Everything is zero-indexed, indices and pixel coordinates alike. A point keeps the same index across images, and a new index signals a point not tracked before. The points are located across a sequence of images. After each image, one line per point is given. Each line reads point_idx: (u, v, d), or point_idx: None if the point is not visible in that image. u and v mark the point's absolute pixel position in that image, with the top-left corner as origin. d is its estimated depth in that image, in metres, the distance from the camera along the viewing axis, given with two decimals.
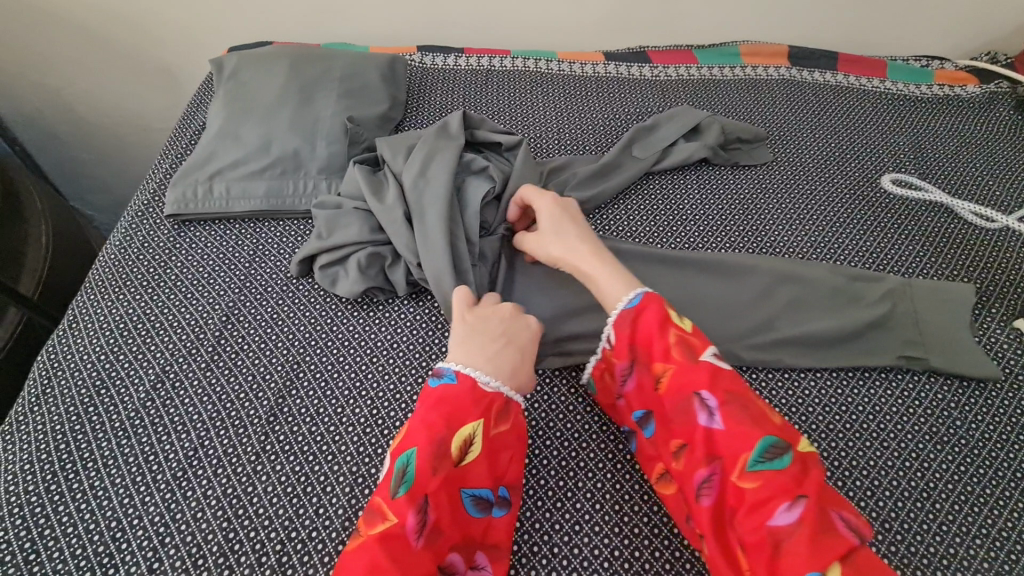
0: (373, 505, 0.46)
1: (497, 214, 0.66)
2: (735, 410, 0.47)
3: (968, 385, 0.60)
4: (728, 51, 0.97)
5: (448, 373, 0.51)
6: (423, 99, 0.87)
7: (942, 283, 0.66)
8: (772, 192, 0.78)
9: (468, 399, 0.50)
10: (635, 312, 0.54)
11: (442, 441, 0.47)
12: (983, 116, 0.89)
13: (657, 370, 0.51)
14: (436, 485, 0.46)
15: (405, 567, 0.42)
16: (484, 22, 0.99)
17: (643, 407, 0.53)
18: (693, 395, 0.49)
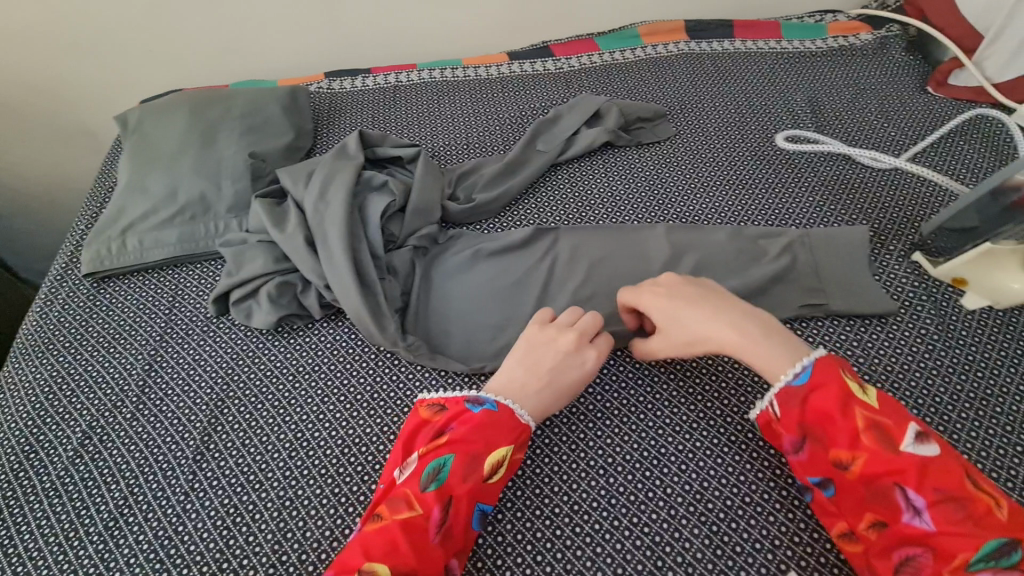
0: (400, 494, 0.50)
1: (403, 226, 0.68)
2: (949, 506, 0.43)
3: (869, 322, 0.62)
4: (627, 34, 0.99)
5: (489, 401, 0.54)
6: (333, 123, 0.88)
7: (837, 231, 0.68)
8: (676, 165, 0.80)
9: (506, 424, 0.53)
10: (806, 387, 0.50)
11: (478, 455, 0.51)
12: (875, 63, 0.92)
13: (839, 452, 0.47)
14: (463, 493, 0.50)
15: (420, 556, 0.46)
16: (388, 39, 1.01)
17: (818, 478, 0.49)
18: (895, 484, 0.45)
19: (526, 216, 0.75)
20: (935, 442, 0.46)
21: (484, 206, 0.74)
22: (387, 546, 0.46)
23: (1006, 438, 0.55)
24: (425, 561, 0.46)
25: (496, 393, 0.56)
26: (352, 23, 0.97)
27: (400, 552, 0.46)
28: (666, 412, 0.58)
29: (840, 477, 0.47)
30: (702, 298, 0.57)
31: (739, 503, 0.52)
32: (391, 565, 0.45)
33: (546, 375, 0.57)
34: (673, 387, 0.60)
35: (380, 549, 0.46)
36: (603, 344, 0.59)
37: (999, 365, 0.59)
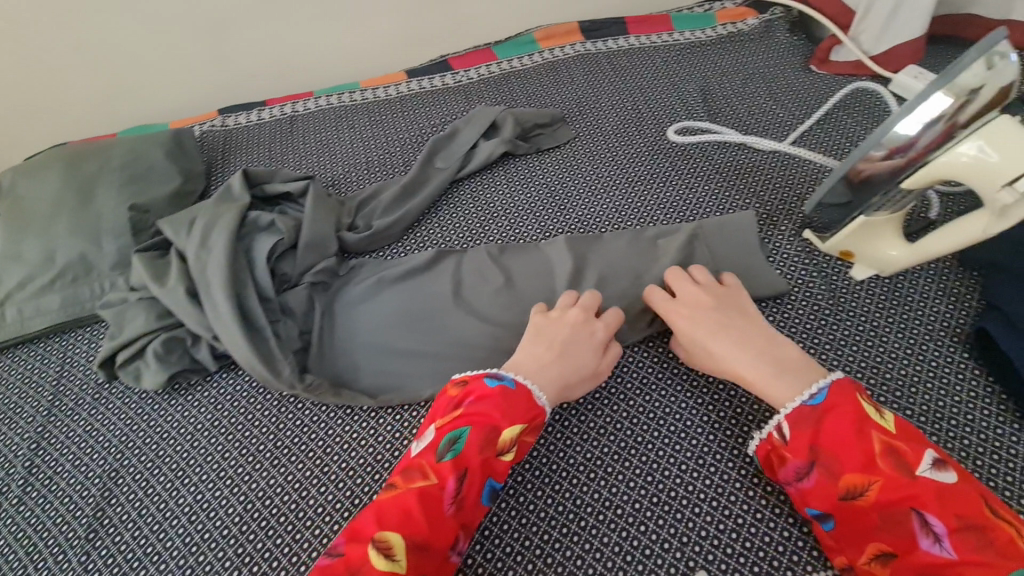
0: (416, 465, 0.51)
1: (296, 264, 0.66)
2: (970, 535, 0.42)
3: (763, 305, 0.65)
4: (523, 40, 0.99)
5: (508, 378, 0.55)
6: (227, 161, 0.85)
7: (729, 216, 0.69)
8: (577, 168, 0.80)
9: (522, 401, 0.54)
10: (821, 408, 0.50)
11: (492, 429, 0.52)
12: (762, 47, 0.94)
13: (852, 477, 0.46)
14: (476, 468, 0.50)
15: (431, 524, 0.47)
16: (281, 69, 0.98)
17: (821, 509, 0.47)
18: (912, 509, 0.44)
19: (429, 237, 0.74)
20: (951, 468, 0.45)
21: (383, 232, 0.72)
22: (400, 514, 0.47)
23: (896, 403, 0.57)
24: (436, 530, 0.47)
25: (515, 371, 0.57)
26: (240, 56, 0.94)
27: (412, 519, 0.47)
28: (574, 422, 0.59)
29: (849, 506, 0.46)
30: (722, 325, 0.58)
31: (648, 504, 0.53)
32: (403, 533, 0.46)
33: (557, 347, 0.58)
34: (580, 395, 0.61)
35: (393, 517, 0.47)
36: (610, 316, 0.61)
37: (887, 333, 0.62)
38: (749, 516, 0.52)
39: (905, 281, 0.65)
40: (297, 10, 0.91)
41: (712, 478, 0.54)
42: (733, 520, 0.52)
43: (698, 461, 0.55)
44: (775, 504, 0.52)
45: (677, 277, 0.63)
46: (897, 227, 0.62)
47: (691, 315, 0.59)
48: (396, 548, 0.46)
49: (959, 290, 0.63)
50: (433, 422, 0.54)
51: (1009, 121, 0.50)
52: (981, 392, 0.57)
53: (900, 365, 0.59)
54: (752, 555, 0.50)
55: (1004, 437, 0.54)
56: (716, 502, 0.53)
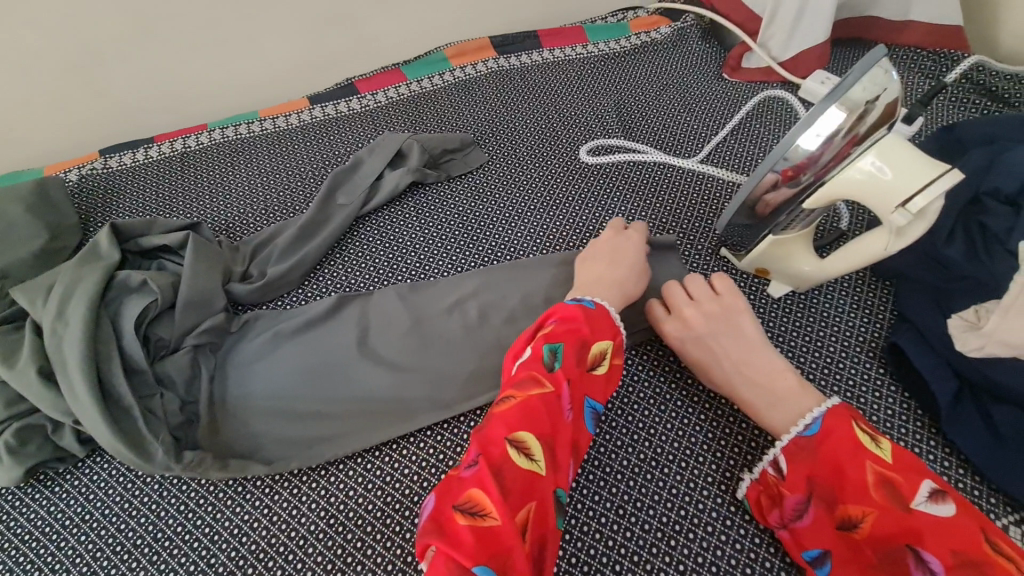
0: (524, 375, 0.48)
1: (174, 326, 0.59)
2: (970, 573, 0.38)
3: None
4: (433, 59, 0.94)
5: (589, 299, 0.54)
6: (108, 210, 0.77)
7: (651, 237, 0.68)
8: (491, 194, 0.76)
9: (607, 319, 0.54)
10: (818, 436, 0.47)
11: (585, 345, 0.51)
12: (676, 56, 0.93)
13: (849, 508, 0.44)
14: (578, 380, 0.49)
15: (552, 427, 0.46)
16: (171, 101, 0.91)
17: (819, 546, 0.45)
18: (908, 546, 0.41)
19: (332, 281, 0.68)
20: (952, 499, 0.42)
21: (279, 280, 0.66)
22: (526, 417, 0.46)
23: None
24: (559, 432, 0.46)
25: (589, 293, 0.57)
26: (120, 89, 0.86)
27: (540, 420, 0.45)
28: None
29: (845, 540, 0.44)
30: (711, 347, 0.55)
31: (568, 566, 0.50)
32: (535, 432, 0.45)
33: (610, 262, 0.61)
34: None
35: (519, 420, 0.45)
36: (638, 228, 0.65)
37: (803, 353, 0.60)
38: (672, 569, 0.49)
39: (820, 296, 0.64)
40: (181, 37, 0.84)
41: (632, 529, 0.51)
42: (656, 574, 0.49)
43: (619, 511, 0.52)
44: (698, 552, 0.50)
45: (674, 287, 0.59)
46: (806, 248, 0.60)
47: (683, 332, 0.57)
48: (531, 448, 0.44)
49: (872, 301, 0.63)
50: (527, 341, 0.52)
51: (898, 137, 0.49)
52: (897, 409, 0.56)
53: (818, 386, 0.58)
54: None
55: (923, 454, 0.53)
56: (640, 557, 0.50)
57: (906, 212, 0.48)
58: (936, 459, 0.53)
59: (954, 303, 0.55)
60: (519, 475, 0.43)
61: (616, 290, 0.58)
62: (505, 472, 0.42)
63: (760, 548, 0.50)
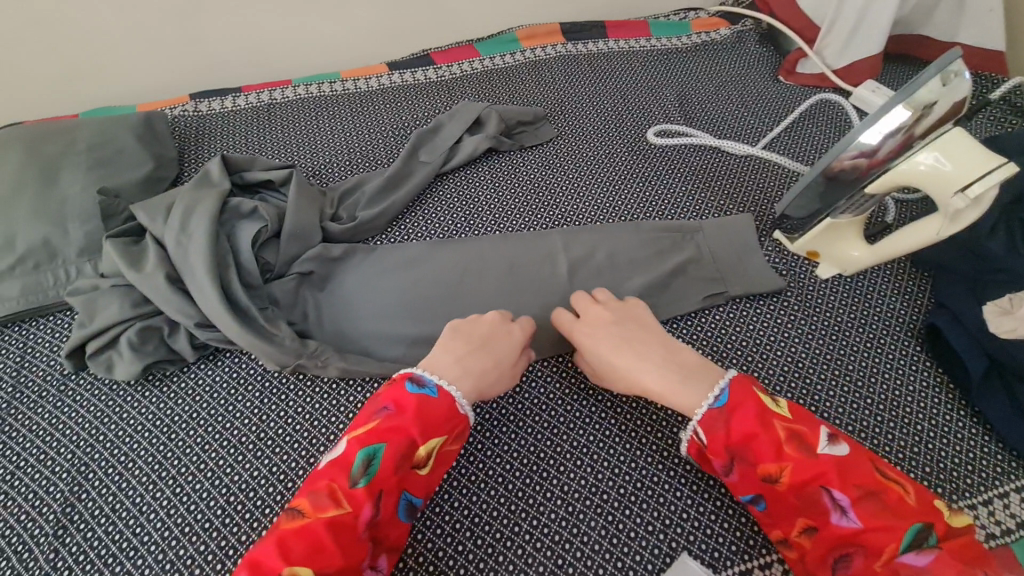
0: (323, 487, 0.47)
1: (279, 253, 0.64)
2: (869, 500, 0.45)
3: (753, 301, 0.68)
4: (506, 38, 1.00)
5: (430, 386, 0.52)
6: (201, 148, 0.82)
7: (721, 218, 0.73)
8: (560, 166, 0.82)
9: (441, 411, 0.52)
10: (726, 408, 0.51)
11: (407, 446, 0.49)
12: (734, 56, 0.99)
13: (767, 466, 0.48)
14: (393, 485, 0.48)
15: (347, 552, 0.44)
16: (258, 55, 0.96)
17: (752, 492, 0.50)
18: (821, 488, 0.46)
19: (414, 229, 0.74)
20: (844, 441, 0.49)
21: (368, 224, 0.72)
22: (310, 544, 0.44)
23: (857, 392, 0.61)
24: (352, 554, 0.44)
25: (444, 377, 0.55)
26: (214, 38, 0.91)
27: (324, 551, 0.43)
28: (560, 411, 0.61)
29: (769, 488, 0.49)
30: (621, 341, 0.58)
31: (633, 489, 0.55)
32: (315, 565, 0.43)
33: (478, 342, 0.58)
34: (566, 386, 0.63)
35: (304, 548, 0.43)
36: (524, 322, 0.61)
37: (848, 327, 0.66)
38: (727, 499, 0.55)
39: (866, 279, 0.70)
40: None
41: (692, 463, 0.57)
42: (712, 502, 0.55)
43: (679, 447, 0.58)
44: None
45: (581, 296, 0.63)
46: (863, 249, 0.66)
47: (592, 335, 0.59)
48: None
49: (913, 288, 0.69)
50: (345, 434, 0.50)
51: (958, 132, 0.54)
52: (932, 382, 0.62)
53: (861, 357, 0.64)
54: (730, 533, 0.53)
55: (954, 421, 0.59)
56: (697, 487, 0.56)
57: (962, 199, 0.53)
58: (965, 427, 0.59)
59: (989, 291, 0.60)
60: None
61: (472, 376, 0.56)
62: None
63: None
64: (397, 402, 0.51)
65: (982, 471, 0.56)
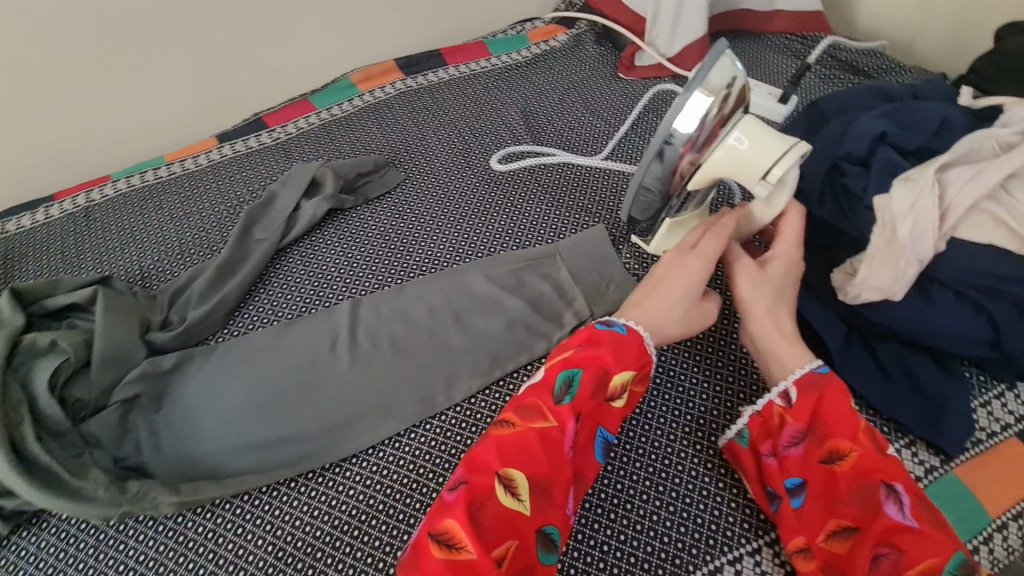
0: (531, 403, 0.48)
1: (91, 385, 0.57)
2: (931, 513, 0.42)
3: None
4: (341, 85, 0.96)
5: (622, 325, 0.52)
6: (12, 275, 0.74)
7: (578, 236, 0.72)
8: (411, 211, 0.78)
9: (636, 349, 0.51)
10: (827, 381, 0.49)
11: (607, 378, 0.49)
12: (573, 62, 0.99)
13: (840, 441, 0.47)
14: (590, 412, 0.48)
15: (552, 463, 0.45)
16: (71, 154, 0.87)
17: (801, 476, 0.48)
18: (881, 481, 0.44)
19: (259, 316, 0.68)
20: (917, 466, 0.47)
21: (202, 323, 0.65)
22: (521, 452, 0.45)
23: (729, 389, 0.60)
24: (557, 468, 0.45)
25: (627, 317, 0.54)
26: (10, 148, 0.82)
27: (535, 458, 0.45)
28: (431, 485, 0.56)
29: (828, 471, 0.47)
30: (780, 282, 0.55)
31: None
32: (526, 471, 0.44)
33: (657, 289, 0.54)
34: (436, 455, 0.58)
35: (517, 455, 0.45)
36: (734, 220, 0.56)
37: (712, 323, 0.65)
38: (612, 541, 0.51)
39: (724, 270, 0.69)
40: (69, 89, 0.81)
41: (572, 510, 0.53)
42: (597, 550, 0.51)
43: None
44: (636, 521, 0.52)
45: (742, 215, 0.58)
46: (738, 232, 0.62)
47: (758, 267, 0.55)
48: (520, 487, 0.44)
49: None
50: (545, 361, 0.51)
51: (754, 122, 0.54)
52: None
53: (729, 352, 0.63)
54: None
55: None
56: (583, 536, 0.52)
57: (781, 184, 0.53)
58: None
59: None
60: (499, 512, 0.42)
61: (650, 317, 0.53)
62: (485, 508, 0.42)
63: (690, 507, 0.53)
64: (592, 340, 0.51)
65: None
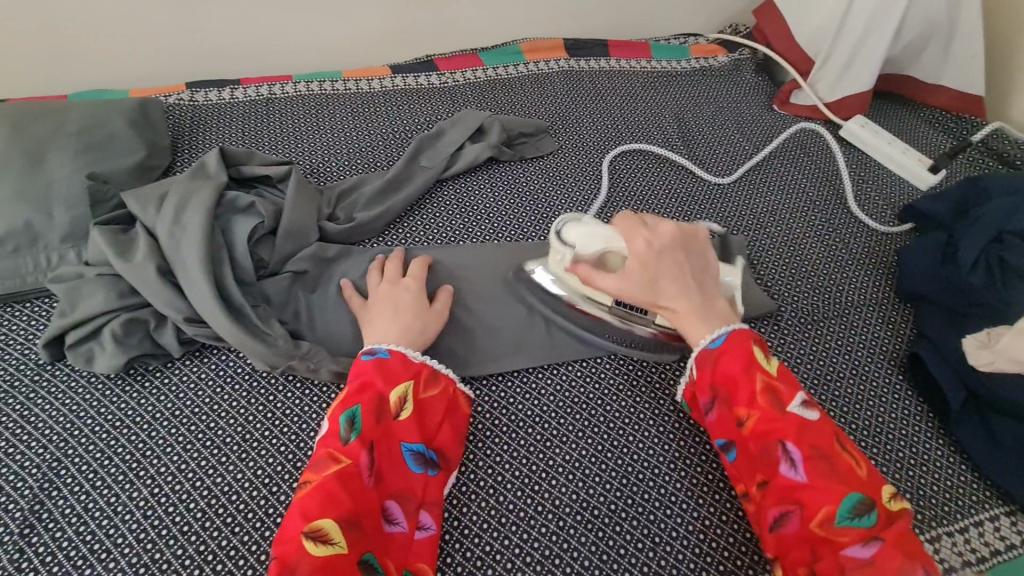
0: (322, 454, 0.50)
1: (273, 250, 0.63)
2: (821, 461, 0.48)
3: (752, 324, 0.68)
4: (510, 50, 1.01)
5: (380, 350, 0.55)
6: (196, 137, 0.80)
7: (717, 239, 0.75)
8: (559, 178, 0.82)
9: (401, 365, 0.55)
10: (719, 351, 0.55)
11: (381, 399, 0.53)
12: (730, 83, 1.02)
13: (739, 408, 0.52)
14: (381, 436, 0.51)
15: (355, 499, 0.47)
16: (259, 49, 0.95)
17: (724, 437, 0.54)
18: (777, 441, 0.50)
19: (411, 233, 0.73)
20: (818, 410, 0.51)
21: (366, 226, 0.71)
22: (325, 500, 0.46)
23: (844, 416, 0.62)
24: (363, 505, 0.47)
25: (388, 339, 0.57)
26: (215, 29, 0.90)
27: (339, 501, 0.46)
28: (553, 424, 0.60)
29: (737, 433, 0.53)
30: (652, 269, 0.56)
31: (623, 506, 0.55)
32: (334, 516, 0.45)
33: (390, 311, 0.59)
34: (560, 398, 0.62)
35: (317, 506, 0.46)
36: (415, 270, 0.64)
37: (839, 354, 0.67)
38: (716, 518, 0.55)
39: (855, 309, 0.71)
40: None
41: (684, 483, 0.57)
42: (701, 521, 0.55)
43: (671, 465, 0.58)
44: (739, 507, 0.56)
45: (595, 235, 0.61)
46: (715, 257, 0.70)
47: (612, 277, 0.58)
48: (331, 532, 0.45)
49: (898, 320, 0.70)
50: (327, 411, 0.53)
51: (556, 233, 0.64)
52: (913, 409, 0.63)
53: (850, 383, 0.65)
54: (664, 553, 0.53)
55: (932, 450, 0.61)
56: (688, 504, 0.56)
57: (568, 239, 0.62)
58: (943, 455, 0.60)
59: (967, 325, 0.63)
60: (320, 563, 0.43)
61: (399, 333, 0.57)
62: (300, 568, 0.42)
63: None
64: (358, 377, 0.54)
65: (958, 500, 0.58)
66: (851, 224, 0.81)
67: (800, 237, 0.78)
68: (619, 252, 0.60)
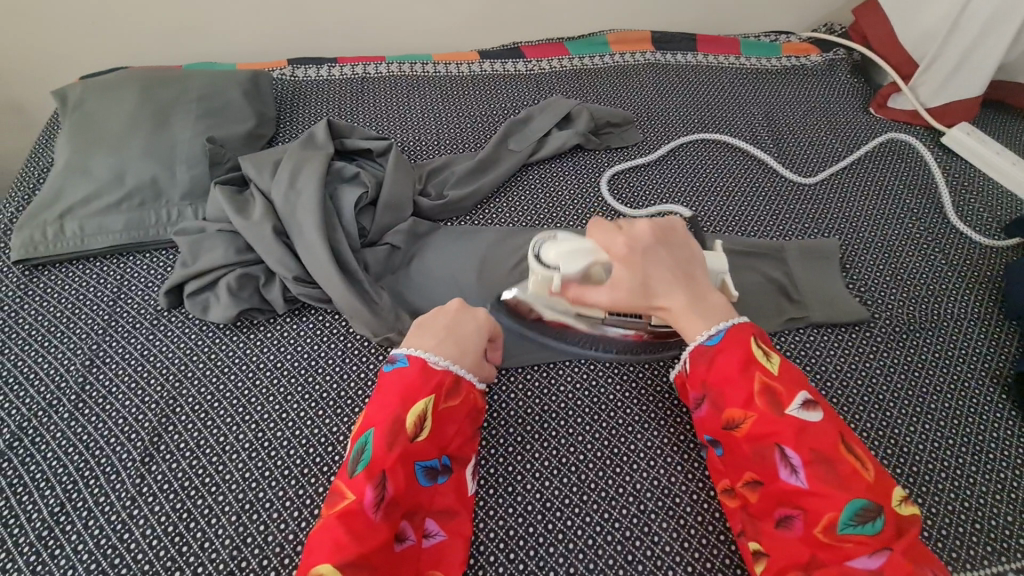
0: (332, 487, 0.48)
1: (374, 220, 0.66)
2: (823, 466, 0.47)
3: (842, 330, 0.67)
4: (596, 40, 1.01)
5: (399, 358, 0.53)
6: (296, 110, 0.84)
7: (809, 241, 0.74)
8: (644, 170, 0.82)
9: (419, 379, 0.52)
10: (714, 349, 0.53)
11: (397, 418, 0.50)
12: (822, 83, 0.98)
13: (734, 410, 0.51)
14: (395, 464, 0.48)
15: (365, 535, 0.45)
16: (354, 29, 0.98)
17: (714, 435, 0.53)
18: (774, 445, 0.48)
19: (499, 213, 0.74)
20: (820, 409, 0.49)
21: (456, 204, 0.73)
22: (334, 543, 0.44)
23: (939, 432, 0.60)
24: (374, 539, 0.45)
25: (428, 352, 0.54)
26: (318, 10, 0.94)
27: (346, 544, 0.44)
28: (636, 408, 0.60)
29: (729, 434, 0.51)
30: (639, 269, 0.54)
31: (707, 497, 0.54)
32: (336, 560, 0.43)
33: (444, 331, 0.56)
34: (643, 384, 0.61)
35: (325, 549, 0.44)
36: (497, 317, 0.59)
37: (935, 367, 0.64)
38: None
39: (956, 324, 0.68)
40: None
41: None
42: None
43: None
44: None
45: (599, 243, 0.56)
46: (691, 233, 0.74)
47: (605, 289, 0.55)
48: None
49: (1002, 339, 0.67)
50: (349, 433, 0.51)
51: (534, 256, 0.56)
52: (1016, 433, 0.60)
53: (945, 398, 0.62)
54: None
55: None
56: None
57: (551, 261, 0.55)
58: None
59: None
60: None
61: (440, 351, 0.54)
62: None
63: None
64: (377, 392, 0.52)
65: None
66: (952, 235, 0.77)
67: (895, 244, 0.75)
68: (604, 262, 0.55)
